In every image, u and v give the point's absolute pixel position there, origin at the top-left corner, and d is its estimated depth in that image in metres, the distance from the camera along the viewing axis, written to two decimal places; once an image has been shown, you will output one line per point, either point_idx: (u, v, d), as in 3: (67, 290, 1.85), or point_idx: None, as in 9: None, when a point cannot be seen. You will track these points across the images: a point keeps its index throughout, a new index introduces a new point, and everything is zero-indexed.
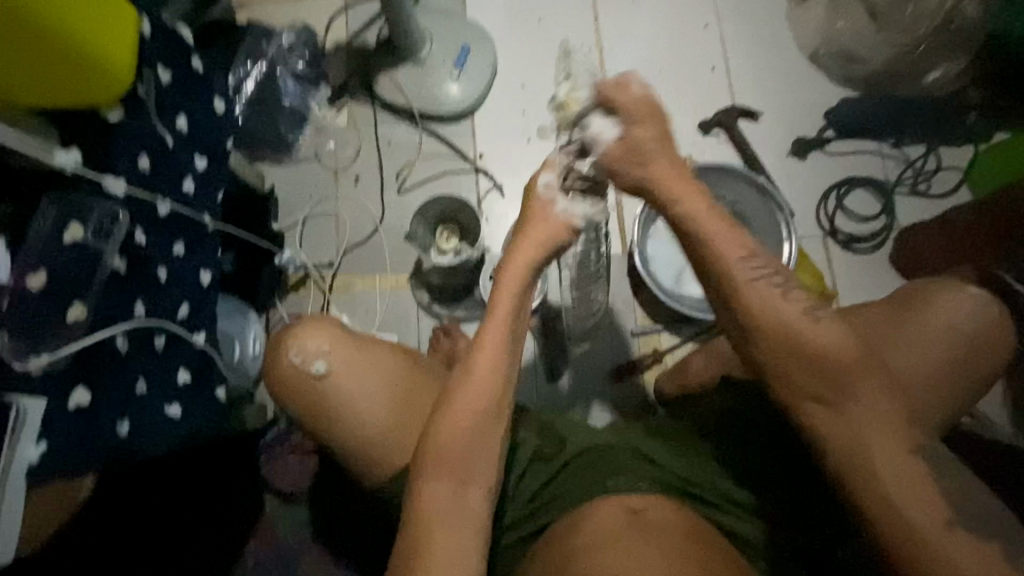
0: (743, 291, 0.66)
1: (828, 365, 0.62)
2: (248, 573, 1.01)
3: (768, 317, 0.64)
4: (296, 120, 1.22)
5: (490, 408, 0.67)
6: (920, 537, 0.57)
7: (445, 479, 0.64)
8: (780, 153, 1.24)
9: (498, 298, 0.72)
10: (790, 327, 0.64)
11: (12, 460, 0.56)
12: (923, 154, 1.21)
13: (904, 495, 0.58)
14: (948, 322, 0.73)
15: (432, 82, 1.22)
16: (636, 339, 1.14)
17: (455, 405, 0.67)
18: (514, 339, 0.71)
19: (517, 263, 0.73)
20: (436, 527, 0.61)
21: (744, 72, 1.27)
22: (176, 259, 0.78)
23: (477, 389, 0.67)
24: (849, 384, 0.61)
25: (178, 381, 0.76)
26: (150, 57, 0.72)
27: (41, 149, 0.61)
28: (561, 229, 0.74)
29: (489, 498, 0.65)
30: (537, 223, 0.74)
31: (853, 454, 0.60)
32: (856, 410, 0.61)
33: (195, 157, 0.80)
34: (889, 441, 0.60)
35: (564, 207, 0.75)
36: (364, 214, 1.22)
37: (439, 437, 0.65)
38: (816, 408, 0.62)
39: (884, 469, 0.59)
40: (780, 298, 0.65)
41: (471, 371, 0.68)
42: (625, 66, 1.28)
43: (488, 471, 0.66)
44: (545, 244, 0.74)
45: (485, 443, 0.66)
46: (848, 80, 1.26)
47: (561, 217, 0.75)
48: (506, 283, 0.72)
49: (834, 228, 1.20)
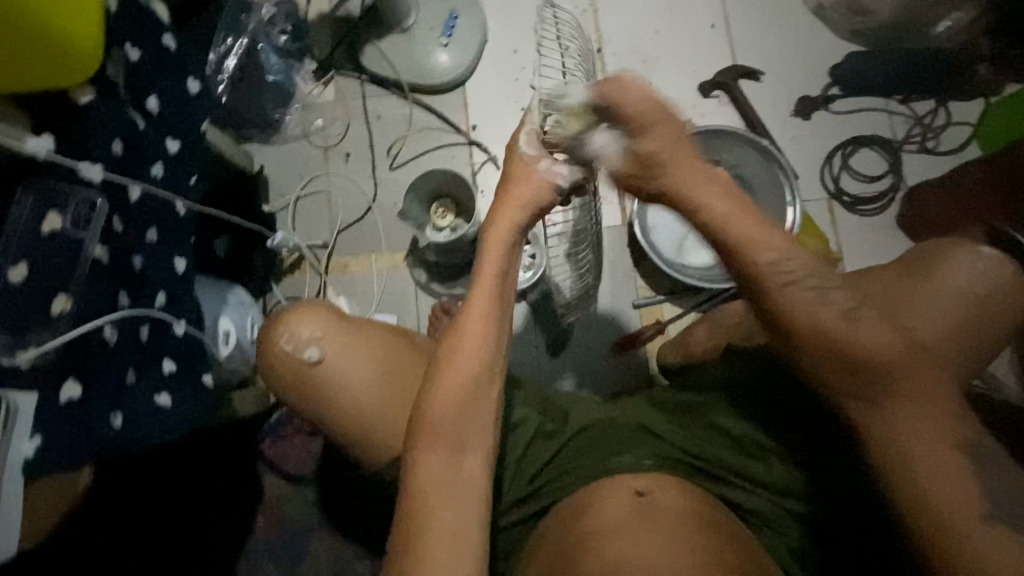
0: (782, 295, 0.64)
1: (873, 366, 0.60)
2: (258, 553, 1.03)
3: (803, 321, 0.63)
4: (282, 97, 1.18)
5: (479, 374, 0.66)
6: (953, 530, 0.57)
7: (440, 450, 0.63)
8: (782, 115, 1.19)
9: (486, 261, 0.70)
10: (826, 330, 0.62)
11: (9, 455, 0.56)
12: (931, 110, 1.17)
13: (939, 489, 0.58)
14: (958, 285, 0.71)
15: (419, 52, 1.17)
16: (638, 310, 1.12)
17: (444, 374, 0.66)
18: (504, 305, 0.69)
19: (502, 228, 0.71)
20: (432, 498, 0.61)
21: (745, 30, 1.22)
22: (151, 246, 0.74)
23: (463, 359, 0.66)
24: (890, 384, 0.60)
25: (164, 371, 0.75)
26: (117, 33, 0.68)
27: (12, 136, 0.58)
28: (546, 187, 0.71)
29: (488, 464, 0.64)
30: (518, 183, 0.72)
31: (892, 445, 0.60)
32: (898, 408, 0.60)
33: (167, 140, 0.77)
34: (926, 434, 0.59)
35: (548, 166, 0.72)
36: (357, 192, 1.19)
37: (431, 408, 0.64)
38: (857, 406, 0.62)
39: (920, 464, 0.59)
40: (815, 300, 0.63)
41: (462, 332, 0.67)
42: (621, 26, 1.22)
43: (485, 433, 0.65)
44: (529, 204, 0.71)
45: (479, 409, 0.65)
46: (855, 34, 1.20)
47: (546, 175, 0.72)
48: (490, 248, 0.70)
49: (839, 189, 1.16)
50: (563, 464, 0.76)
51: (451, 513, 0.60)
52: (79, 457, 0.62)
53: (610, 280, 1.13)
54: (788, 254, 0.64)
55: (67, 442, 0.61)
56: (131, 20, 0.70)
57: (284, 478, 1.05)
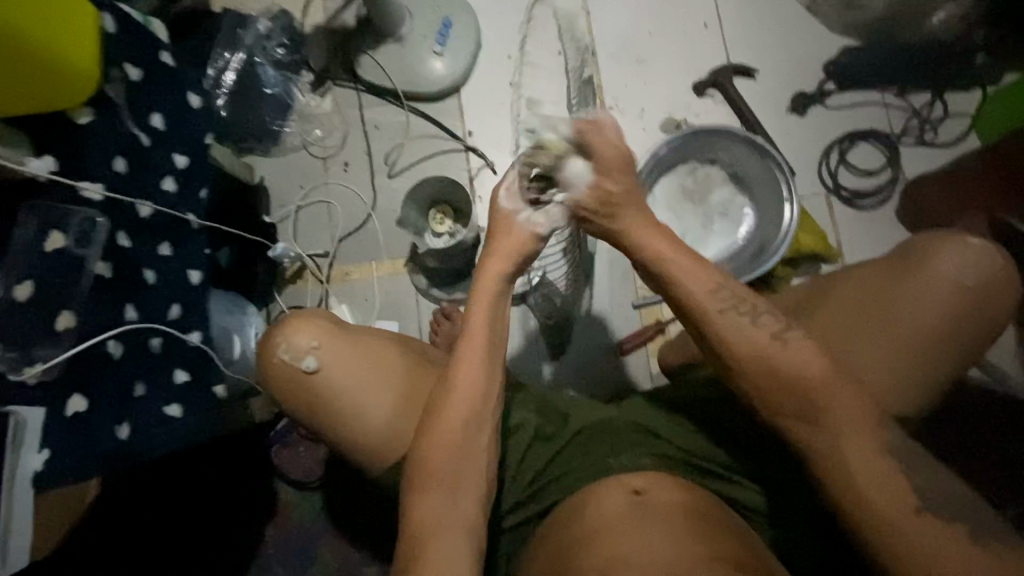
0: (717, 323, 0.67)
1: (801, 385, 0.63)
2: (268, 559, 1.04)
3: (741, 342, 0.66)
4: (280, 109, 1.20)
5: (470, 418, 0.67)
6: (885, 523, 0.59)
7: (433, 491, 0.64)
8: (777, 111, 1.19)
9: (475, 309, 0.73)
10: (760, 349, 0.65)
11: (16, 470, 0.59)
12: (927, 102, 1.16)
13: (878, 494, 0.60)
14: (946, 278, 0.71)
15: (414, 60, 1.18)
16: (638, 310, 1.13)
17: (442, 423, 0.67)
18: (495, 347, 0.71)
19: (490, 276, 0.74)
20: (434, 537, 0.61)
21: (738, 28, 1.22)
22: (164, 261, 0.77)
23: (456, 405, 0.68)
24: (818, 407, 0.62)
25: (177, 382, 0.75)
26: (115, 55, 0.70)
27: (13, 160, 0.61)
28: (527, 238, 0.76)
29: (481, 496, 0.66)
30: (502, 234, 0.76)
31: (839, 465, 0.61)
32: (833, 420, 0.62)
33: (173, 155, 0.78)
34: (867, 458, 0.61)
35: (528, 216, 0.76)
36: (356, 202, 1.20)
37: (425, 455, 0.66)
38: (801, 427, 0.63)
39: (858, 479, 0.60)
40: (748, 325, 0.66)
41: (451, 384, 0.69)
42: (614, 26, 1.23)
43: (476, 478, 0.66)
44: (513, 253, 0.75)
45: (471, 455, 0.66)
46: (848, 28, 1.20)
47: (526, 227, 0.76)
48: (482, 290, 0.74)
49: (837, 184, 1.16)
50: (562, 465, 0.77)
51: (444, 548, 0.60)
52: (86, 468, 0.64)
53: (608, 281, 1.14)
54: (720, 283, 0.68)
55: (76, 453, 0.63)
56: (130, 40, 0.72)
57: (291, 486, 1.06)
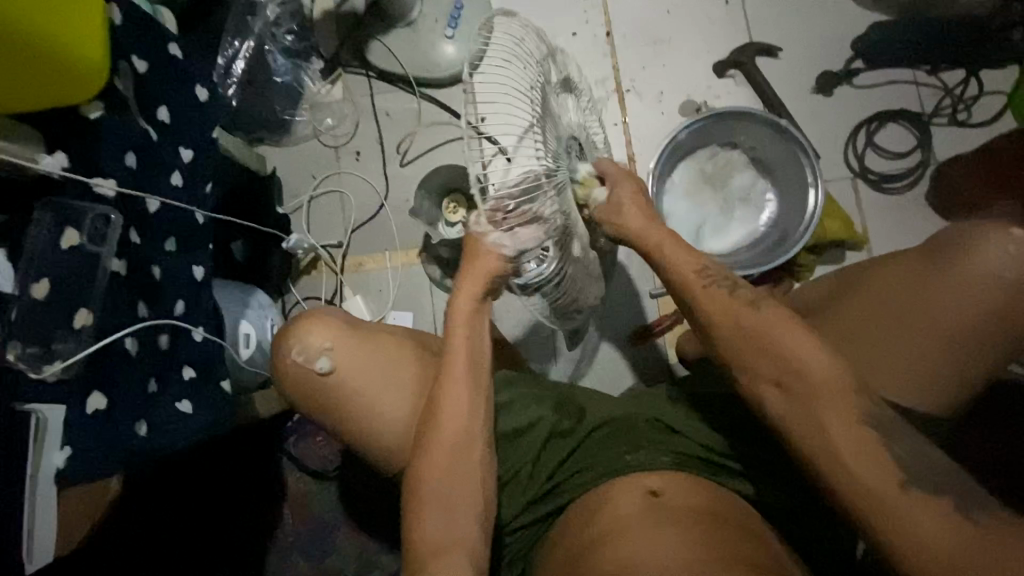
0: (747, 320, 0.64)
1: (819, 392, 0.60)
2: (288, 547, 1.05)
3: (764, 333, 0.63)
4: (291, 98, 1.18)
5: (461, 440, 0.68)
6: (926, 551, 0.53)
7: (434, 511, 0.65)
8: (802, 91, 1.15)
9: (453, 335, 0.71)
10: (787, 351, 0.62)
11: (40, 468, 0.59)
12: (962, 80, 1.12)
13: (914, 510, 0.55)
14: (993, 268, 0.67)
15: (425, 44, 1.15)
16: (656, 299, 1.10)
17: (431, 447, 0.67)
18: (475, 367, 0.71)
19: (464, 298, 0.70)
20: (432, 561, 0.63)
21: (762, 5, 1.17)
22: (167, 256, 0.76)
23: (449, 421, 0.68)
24: (813, 408, 0.60)
25: (183, 378, 0.77)
26: (123, 46, 0.68)
27: (25, 157, 0.60)
28: (496, 261, 0.67)
29: (481, 504, 0.67)
30: (475, 258, 0.68)
31: (863, 486, 0.57)
32: (835, 419, 0.59)
33: (180, 150, 0.78)
34: (886, 477, 0.56)
35: (496, 239, 0.65)
36: (368, 191, 1.19)
37: (424, 476, 0.67)
38: (831, 438, 0.58)
39: (893, 498, 0.56)
40: (781, 318, 0.64)
41: (440, 406, 0.69)
42: (632, 6, 1.19)
43: (472, 496, 0.66)
44: (485, 277, 0.69)
45: (466, 474, 0.67)
46: (879, 3, 1.15)
47: (493, 247, 0.66)
48: (455, 313, 0.71)
49: (864, 167, 1.12)
50: (580, 462, 0.75)
51: (448, 566, 0.62)
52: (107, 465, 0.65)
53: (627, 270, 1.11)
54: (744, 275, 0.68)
55: (92, 452, 0.63)
56: (138, 32, 0.71)
57: (308, 473, 1.07)
